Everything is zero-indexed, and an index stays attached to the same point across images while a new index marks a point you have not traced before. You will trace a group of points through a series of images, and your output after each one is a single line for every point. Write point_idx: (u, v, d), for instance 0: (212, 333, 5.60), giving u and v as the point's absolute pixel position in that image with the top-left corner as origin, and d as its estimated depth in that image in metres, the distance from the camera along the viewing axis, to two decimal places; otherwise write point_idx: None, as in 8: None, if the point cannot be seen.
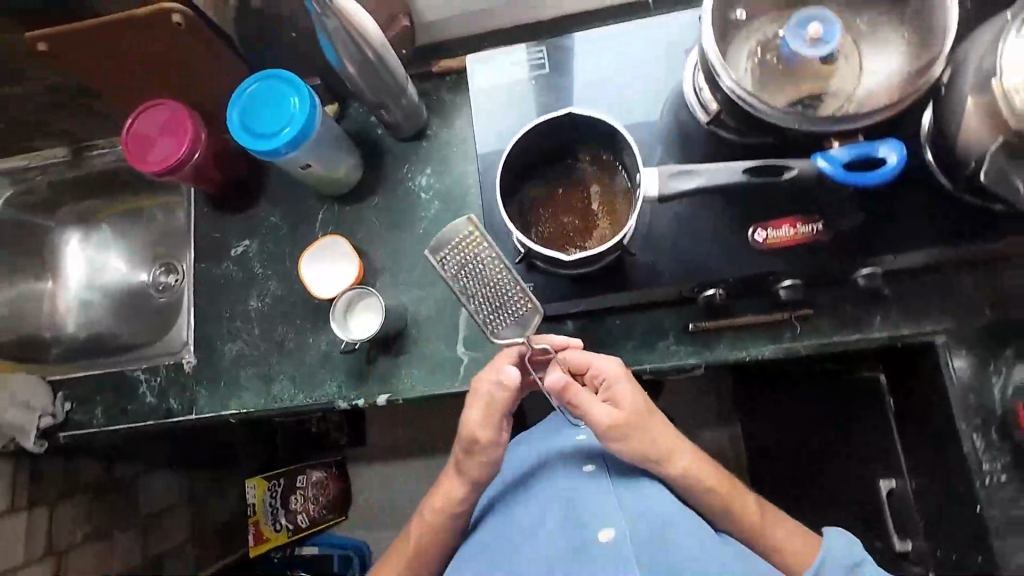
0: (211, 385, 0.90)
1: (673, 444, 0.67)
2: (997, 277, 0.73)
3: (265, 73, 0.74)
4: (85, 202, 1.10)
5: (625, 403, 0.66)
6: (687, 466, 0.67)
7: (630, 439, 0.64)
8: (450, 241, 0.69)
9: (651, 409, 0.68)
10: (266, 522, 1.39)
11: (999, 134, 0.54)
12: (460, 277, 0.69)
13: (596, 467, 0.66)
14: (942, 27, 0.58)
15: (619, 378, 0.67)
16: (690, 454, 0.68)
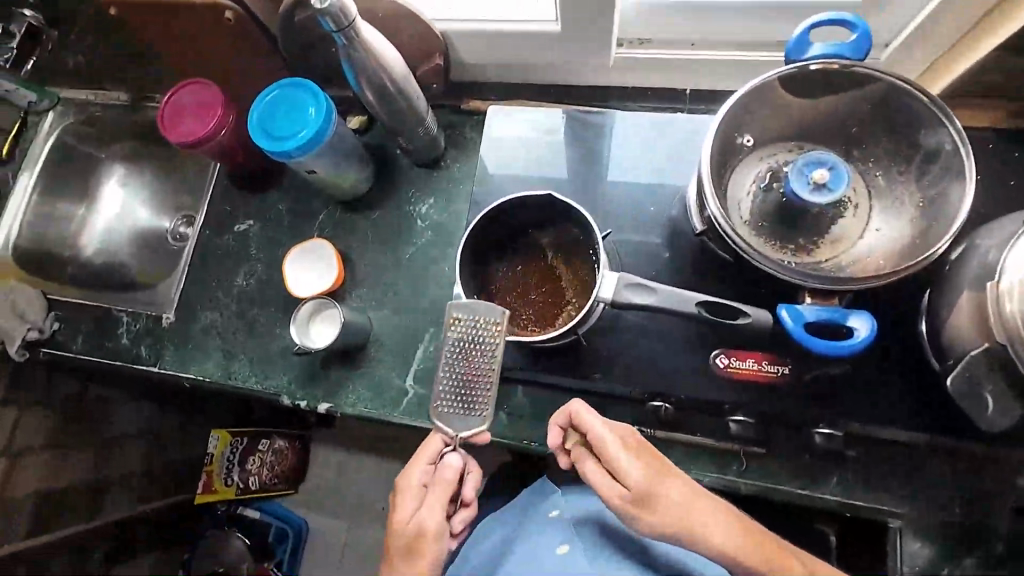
0: (180, 344, 0.95)
1: (699, 513, 0.55)
2: (986, 479, 0.65)
3: (291, 82, 0.78)
4: (128, 143, 1.17)
5: (636, 472, 0.55)
6: (724, 542, 0.54)
7: (657, 519, 0.54)
8: (477, 313, 0.68)
9: (674, 472, 0.57)
10: (219, 475, 1.22)
11: (984, 342, 0.49)
12: (455, 346, 0.68)
13: (571, 546, 0.64)
14: (955, 209, 0.54)
15: (622, 438, 0.57)
16: (727, 518, 0.56)
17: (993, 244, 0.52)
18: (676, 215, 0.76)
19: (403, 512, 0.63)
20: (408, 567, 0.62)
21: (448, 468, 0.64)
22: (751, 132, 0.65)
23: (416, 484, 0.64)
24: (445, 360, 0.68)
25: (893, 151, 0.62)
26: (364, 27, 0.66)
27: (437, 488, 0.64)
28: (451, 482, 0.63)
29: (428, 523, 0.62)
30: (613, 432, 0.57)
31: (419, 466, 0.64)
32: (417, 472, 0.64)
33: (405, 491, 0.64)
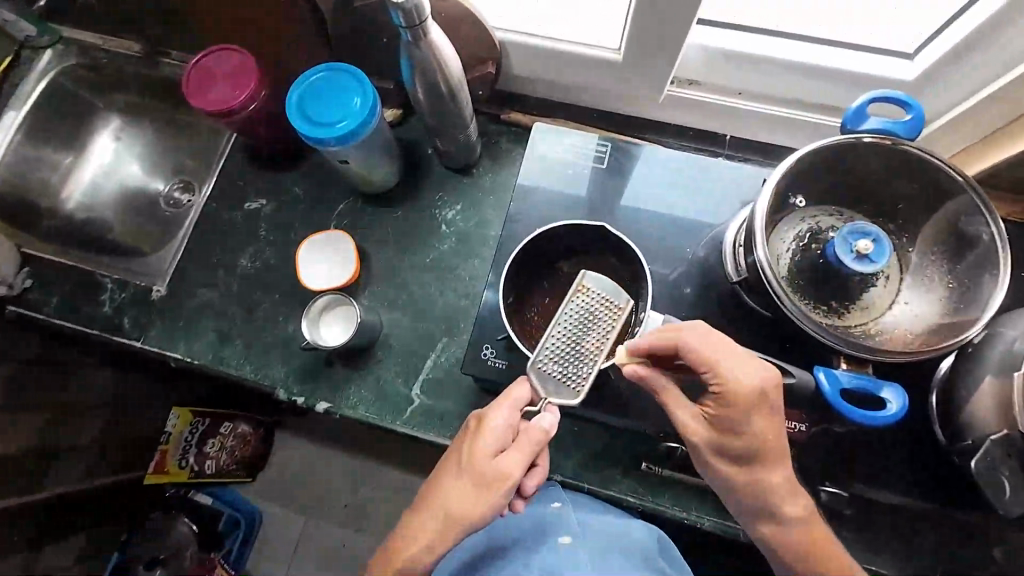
0: (169, 321, 0.89)
1: (787, 492, 0.57)
2: (975, 553, 0.68)
3: (339, 66, 0.74)
4: (132, 96, 1.08)
5: (748, 438, 0.55)
6: (794, 522, 0.58)
7: (737, 476, 0.58)
8: (603, 291, 0.64)
9: (786, 454, 0.57)
10: (174, 456, 1.16)
11: (1005, 427, 0.52)
12: (570, 317, 0.63)
13: (573, 539, 0.66)
14: (983, 297, 0.57)
15: (757, 400, 0.54)
16: (806, 507, 0.58)
17: (1017, 333, 0.55)
18: (699, 257, 0.78)
19: (481, 443, 0.57)
20: (466, 499, 0.56)
21: (537, 428, 0.57)
22: (804, 195, 0.67)
23: (501, 427, 0.58)
24: (559, 324, 0.63)
25: (930, 231, 0.64)
26: (433, 29, 0.63)
27: (521, 440, 0.57)
28: (542, 441, 0.57)
29: (501, 467, 0.56)
30: (751, 390, 0.54)
31: (506, 413, 0.58)
32: (506, 418, 0.58)
33: (486, 427, 0.58)
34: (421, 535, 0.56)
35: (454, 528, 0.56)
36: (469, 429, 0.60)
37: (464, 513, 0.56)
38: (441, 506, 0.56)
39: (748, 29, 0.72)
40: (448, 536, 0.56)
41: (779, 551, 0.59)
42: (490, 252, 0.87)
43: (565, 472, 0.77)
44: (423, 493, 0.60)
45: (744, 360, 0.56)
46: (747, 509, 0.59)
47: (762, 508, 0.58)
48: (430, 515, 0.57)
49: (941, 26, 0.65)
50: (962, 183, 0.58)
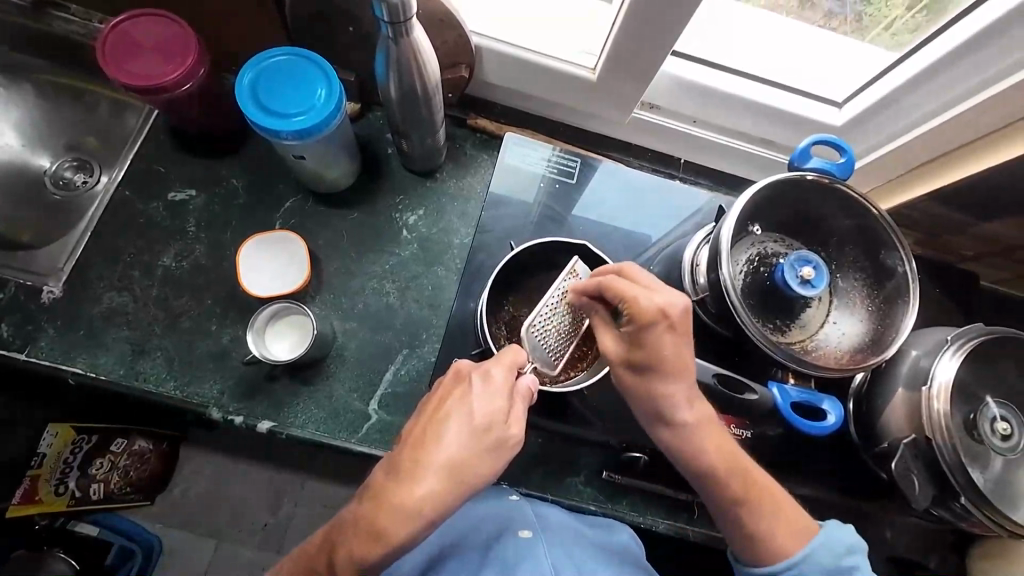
0: (66, 330, 0.76)
1: (682, 406, 0.58)
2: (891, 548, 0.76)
3: (300, 52, 0.68)
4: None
5: (650, 352, 0.56)
6: (689, 427, 0.58)
7: (635, 383, 0.59)
8: (584, 279, 0.71)
9: (685, 368, 0.57)
10: (48, 481, 0.96)
11: (913, 433, 0.63)
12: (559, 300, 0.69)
13: (533, 533, 0.59)
14: (899, 322, 0.66)
15: (657, 319, 0.56)
16: (701, 416, 0.59)
17: (921, 352, 0.66)
18: (655, 271, 0.82)
19: (485, 399, 0.51)
20: (472, 458, 0.48)
21: (525, 386, 0.54)
22: (760, 224, 0.74)
23: (502, 383, 0.52)
24: (549, 300, 0.69)
25: (854, 260, 0.73)
26: (417, 30, 0.61)
27: (517, 398, 0.53)
28: (528, 401, 0.54)
29: (511, 429, 0.50)
30: (654, 312, 0.56)
31: (506, 369, 0.54)
32: (508, 373, 0.53)
33: (488, 384, 0.52)
34: (415, 509, 0.45)
35: (456, 494, 0.47)
36: (466, 382, 0.52)
37: (471, 474, 0.47)
38: (443, 468, 0.47)
39: (711, 64, 0.78)
40: (445, 504, 0.46)
41: (676, 449, 0.59)
42: (456, 261, 0.84)
43: (530, 487, 0.75)
44: (405, 455, 0.48)
45: (658, 288, 0.58)
46: (643, 412, 0.60)
47: (654, 411, 0.59)
48: (428, 481, 0.46)
49: (866, 82, 0.76)
50: (877, 216, 0.68)
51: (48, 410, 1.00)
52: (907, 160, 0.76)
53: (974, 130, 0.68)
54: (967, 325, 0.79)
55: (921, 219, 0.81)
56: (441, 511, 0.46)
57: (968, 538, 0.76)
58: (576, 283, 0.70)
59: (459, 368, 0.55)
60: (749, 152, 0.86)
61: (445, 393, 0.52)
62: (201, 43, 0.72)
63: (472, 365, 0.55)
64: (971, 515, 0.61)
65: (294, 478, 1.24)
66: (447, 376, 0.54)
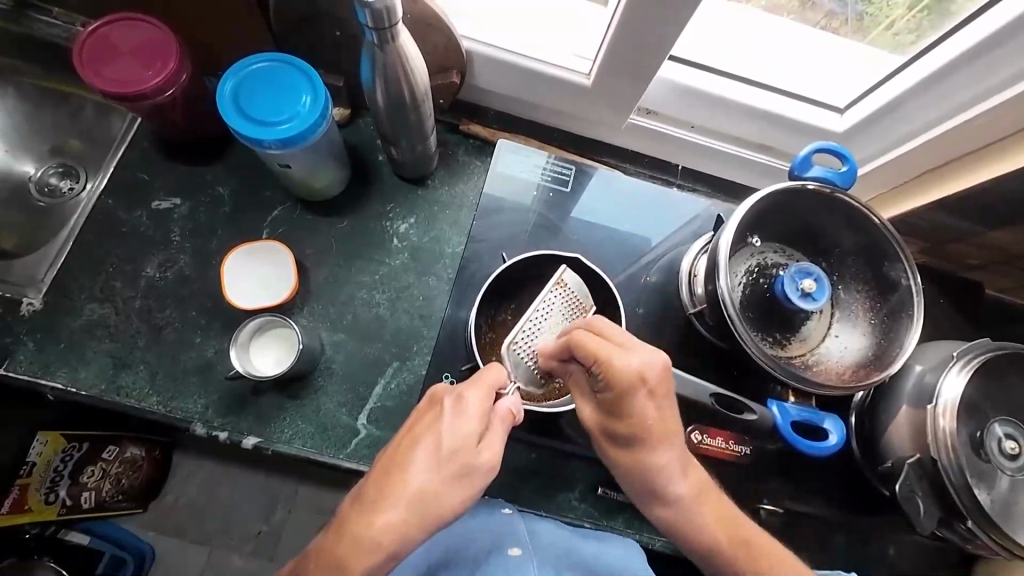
0: (46, 341, 0.74)
1: (676, 477, 0.56)
2: (896, 567, 0.74)
3: (284, 57, 0.66)
4: None
5: (630, 422, 0.54)
6: (687, 502, 0.56)
7: (622, 456, 0.56)
8: (571, 289, 0.68)
9: (672, 435, 0.55)
10: (38, 490, 0.94)
11: (918, 451, 0.61)
12: (542, 313, 0.67)
13: (523, 552, 0.57)
14: (903, 338, 0.64)
15: (637, 386, 0.52)
16: (696, 486, 0.57)
17: (926, 366, 0.64)
18: (652, 281, 0.80)
19: (455, 424, 0.49)
20: (437, 489, 0.46)
21: (505, 409, 0.52)
22: (760, 234, 0.72)
23: (476, 408, 0.50)
24: (535, 314, 0.67)
25: (855, 271, 0.71)
26: (404, 35, 0.59)
27: (495, 421, 0.51)
28: (508, 423, 0.52)
29: (482, 456, 0.48)
30: (631, 377, 0.52)
31: (482, 391, 0.51)
32: (484, 396, 0.51)
33: (460, 407, 0.50)
34: (375, 543, 0.44)
35: (421, 527, 0.45)
36: (437, 406, 0.51)
37: (436, 507, 0.46)
38: (406, 499, 0.45)
39: (709, 69, 0.76)
40: (409, 538, 0.45)
41: (671, 526, 0.57)
42: (448, 271, 0.82)
43: (521, 503, 0.73)
44: (369, 486, 0.47)
45: (634, 345, 0.53)
46: (637, 490, 0.57)
47: (647, 490, 0.56)
48: (390, 513, 0.45)
49: (869, 87, 0.74)
50: (879, 226, 0.66)
51: None
52: (912, 166, 0.74)
53: (983, 136, 0.66)
54: (973, 336, 0.76)
55: (924, 228, 0.78)
56: (403, 544, 0.45)
57: (973, 555, 0.74)
58: (563, 293, 0.68)
59: (435, 390, 0.53)
60: (748, 159, 0.84)
61: (418, 417, 0.51)
62: (184, 48, 0.70)
63: (449, 386, 0.53)
64: (977, 537, 0.59)
65: (286, 487, 1.22)
66: (423, 400, 0.53)
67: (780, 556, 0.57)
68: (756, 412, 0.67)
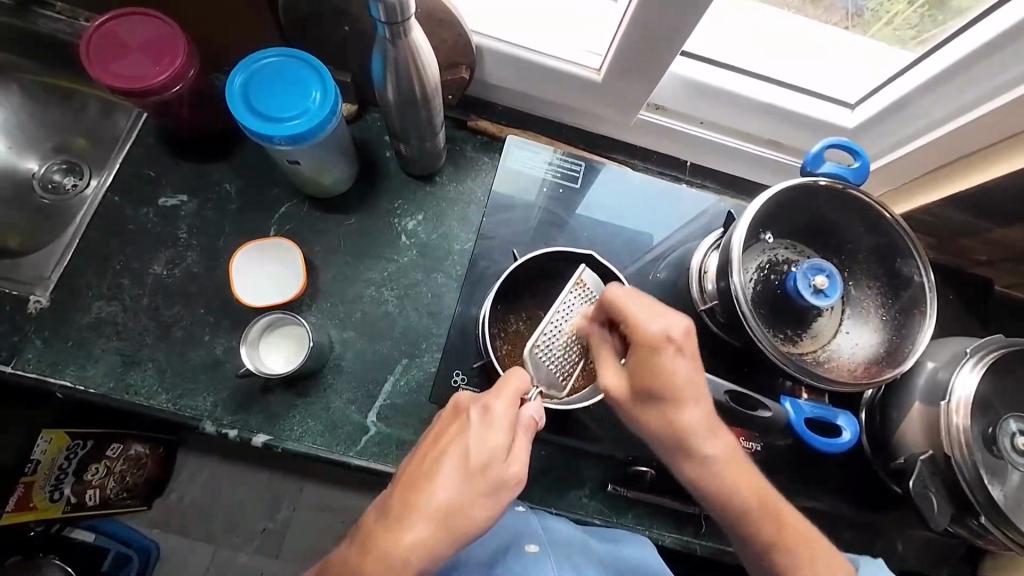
0: (53, 340, 0.73)
1: (705, 437, 0.55)
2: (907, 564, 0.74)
3: (293, 53, 0.65)
4: None
5: (659, 380, 0.53)
6: (716, 462, 0.55)
7: (649, 415, 0.55)
8: (591, 289, 0.68)
9: (699, 396, 0.54)
10: (42, 488, 0.93)
11: (931, 449, 0.61)
12: (563, 313, 0.66)
13: (540, 547, 0.58)
14: (916, 335, 0.64)
15: (662, 344, 0.53)
16: (727, 449, 0.56)
17: (938, 364, 0.64)
18: (662, 278, 0.79)
19: (482, 436, 0.49)
20: (465, 504, 0.46)
21: (529, 417, 0.52)
22: (771, 231, 0.71)
23: (502, 418, 0.50)
24: (557, 316, 0.66)
25: (867, 268, 0.71)
26: (416, 31, 0.58)
27: (520, 430, 0.51)
28: (532, 430, 0.52)
29: (511, 468, 0.48)
30: (656, 338, 0.53)
31: (508, 400, 0.51)
32: (509, 404, 0.51)
33: (486, 418, 0.50)
34: (402, 560, 0.44)
35: (450, 541, 0.45)
36: (464, 416, 0.51)
37: (466, 522, 0.46)
38: (434, 514, 0.45)
39: (719, 64, 0.75)
40: (438, 553, 0.45)
41: (698, 484, 0.56)
42: (457, 267, 0.82)
43: (532, 500, 0.73)
44: (396, 500, 0.47)
45: (658, 311, 0.55)
46: (663, 449, 0.56)
47: (676, 447, 0.55)
48: (417, 529, 0.45)
49: (880, 83, 0.74)
50: (892, 223, 0.66)
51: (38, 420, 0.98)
52: (923, 162, 0.74)
53: (993, 134, 0.65)
54: (983, 332, 0.76)
55: (935, 224, 0.78)
56: (433, 559, 0.45)
57: (981, 551, 0.74)
58: (583, 294, 0.67)
59: (459, 400, 0.53)
60: (759, 155, 0.83)
61: (443, 428, 0.51)
62: (190, 43, 0.70)
63: (472, 396, 0.53)
64: (989, 533, 0.59)
65: (292, 485, 1.22)
66: (446, 410, 0.53)
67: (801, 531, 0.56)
68: (771, 410, 0.66)
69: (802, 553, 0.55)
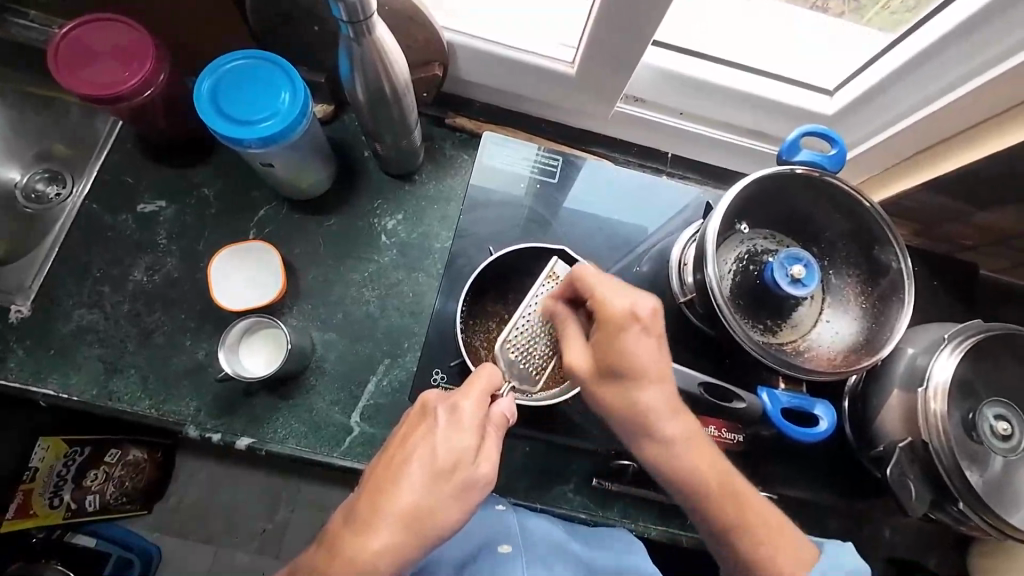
0: (36, 349, 0.73)
1: (664, 416, 0.54)
2: (895, 551, 0.73)
3: (261, 54, 0.65)
4: None
5: (624, 358, 0.53)
6: (677, 443, 0.55)
7: (610, 390, 0.55)
8: (562, 281, 0.69)
9: (663, 376, 0.54)
10: (42, 494, 0.95)
11: (910, 436, 0.61)
12: (532, 307, 0.68)
13: (512, 548, 0.59)
14: (895, 322, 0.64)
15: (627, 322, 0.53)
16: (687, 430, 0.56)
17: (917, 350, 0.63)
18: (644, 271, 0.79)
19: (450, 436, 0.49)
20: (432, 506, 0.47)
21: (499, 414, 0.53)
22: (748, 222, 0.71)
23: (471, 418, 0.50)
24: (527, 310, 0.68)
25: (847, 257, 0.71)
26: (381, 29, 0.58)
27: (490, 429, 0.51)
28: (502, 428, 0.53)
29: (480, 468, 0.49)
30: (620, 314, 0.53)
31: (477, 399, 0.51)
32: (479, 404, 0.51)
33: (455, 417, 0.50)
34: (369, 564, 0.44)
35: (417, 544, 0.46)
36: (431, 416, 0.51)
37: (433, 525, 0.46)
38: (401, 518, 0.46)
39: (694, 54, 0.75)
40: (406, 555, 0.45)
41: (664, 469, 0.56)
42: (438, 266, 0.82)
43: (517, 497, 0.73)
44: (364, 503, 0.47)
45: (627, 290, 0.55)
46: (626, 429, 0.56)
47: (635, 428, 0.55)
48: (383, 533, 0.45)
49: (857, 68, 0.73)
50: (868, 209, 0.66)
51: None
52: (903, 147, 0.73)
53: (980, 112, 0.64)
54: (967, 318, 0.76)
55: (917, 209, 0.78)
56: (401, 563, 0.45)
57: (969, 538, 0.74)
58: (555, 286, 0.69)
59: (426, 399, 0.53)
60: (739, 145, 0.83)
61: (410, 427, 0.51)
62: (160, 48, 0.69)
63: (440, 395, 0.53)
64: (969, 519, 0.59)
65: (288, 486, 1.23)
66: (413, 409, 0.53)
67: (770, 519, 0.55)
68: (746, 401, 0.66)
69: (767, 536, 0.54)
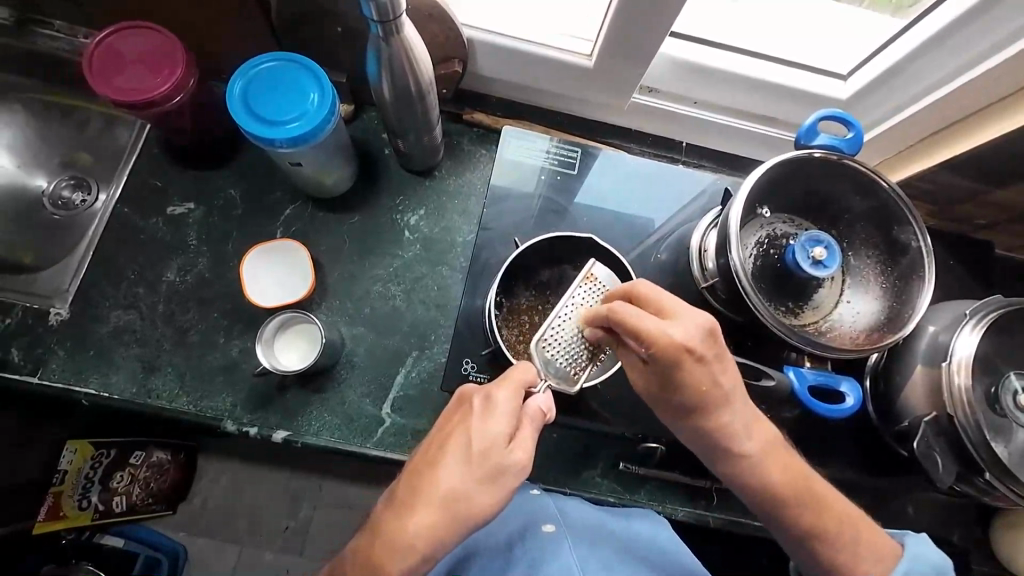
0: (76, 350, 0.76)
1: (742, 434, 0.57)
2: (919, 526, 0.75)
3: (288, 57, 0.67)
4: None
5: (687, 385, 0.55)
6: (756, 457, 0.58)
7: (685, 417, 0.58)
8: (601, 283, 0.69)
9: (733, 395, 0.57)
10: (71, 497, 0.98)
11: (934, 410, 0.62)
12: (569, 306, 0.67)
13: (557, 528, 0.60)
14: (916, 301, 0.65)
15: (685, 354, 0.53)
16: (762, 443, 0.58)
17: (939, 327, 0.65)
18: (663, 258, 0.81)
19: (484, 424, 0.50)
20: (468, 489, 0.48)
21: (534, 408, 0.54)
22: (769, 206, 0.72)
23: (505, 407, 0.51)
24: (565, 308, 0.67)
25: (865, 236, 0.72)
26: (408, 27, 0.59)
27: (524, 420, 0.53)
28: (538, 421, 0.54)
29: (513, 455, 0.50)
30: (679, 348, 0.53)
31: (511, 389, 0.52)
32: (512, 394, 0.52)
33: (488, 405, 0.51)
34: (409, 545, 0.47)
35: (451, 528, 0.48)
36: (467, 405, 0.53)
37: (465, 508, 0.48)
38: (437, 500, 0.48)
39: (709, 43, 0.76)
40: (440, 537, 0.47)
41: (736, 481, 0.59)
42: (460, 259, 0.83)
43: (546, 482, 0.75)
44: (403, 486, 0.50)
45: (679, 320, 0.54)
46: (701, 449, 0.60)
47: (715, 448, 0.58)
48: (420, 515, 0.47)
49: (870, 53, 0.74)
50: (887, 188, 0.66)
51: (62, 428, 1.01)
52: (917, 129, 0.74)
53: (993, 92, 0.65)
54: (984, 295, 0.77)
55: (932, 190, 0.79)
56: (436, 545, 0.47)
57: (989, 511, 0.75)
58: (595, 287, 0.69)
59: (464, 391, 0.55)
60: (754, 132, 0.84)
61: (449, 417, 0.54)
62: (189, 53, 0.71)
63: (478, 387, 0.55)
64: (996, 489, 0.60)
65: (311, 482, 1.25)
66: (452, 401, 0.55)
67: (851, 527, 0.57)
68: (774, 378, 0.68)
69: (858, 539, 0.57)
